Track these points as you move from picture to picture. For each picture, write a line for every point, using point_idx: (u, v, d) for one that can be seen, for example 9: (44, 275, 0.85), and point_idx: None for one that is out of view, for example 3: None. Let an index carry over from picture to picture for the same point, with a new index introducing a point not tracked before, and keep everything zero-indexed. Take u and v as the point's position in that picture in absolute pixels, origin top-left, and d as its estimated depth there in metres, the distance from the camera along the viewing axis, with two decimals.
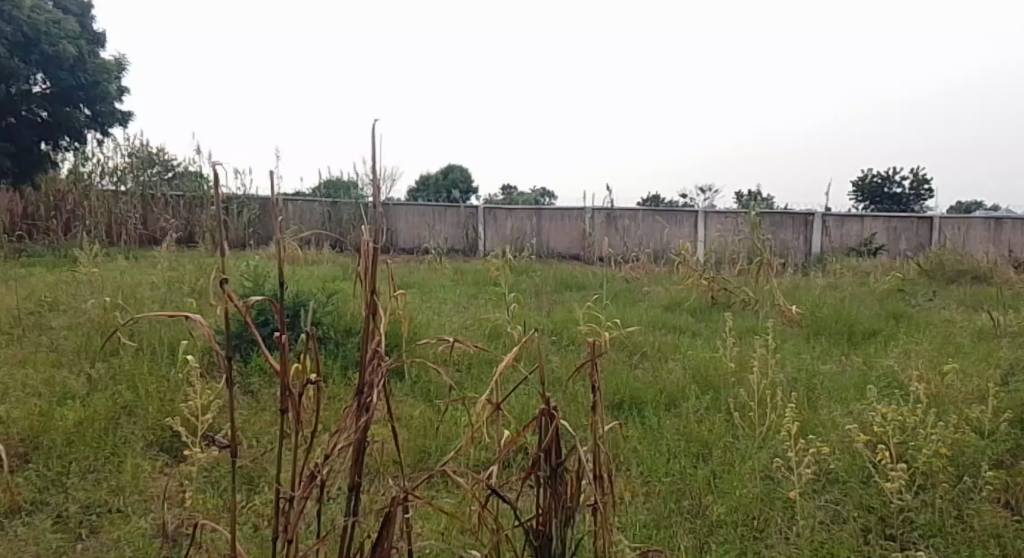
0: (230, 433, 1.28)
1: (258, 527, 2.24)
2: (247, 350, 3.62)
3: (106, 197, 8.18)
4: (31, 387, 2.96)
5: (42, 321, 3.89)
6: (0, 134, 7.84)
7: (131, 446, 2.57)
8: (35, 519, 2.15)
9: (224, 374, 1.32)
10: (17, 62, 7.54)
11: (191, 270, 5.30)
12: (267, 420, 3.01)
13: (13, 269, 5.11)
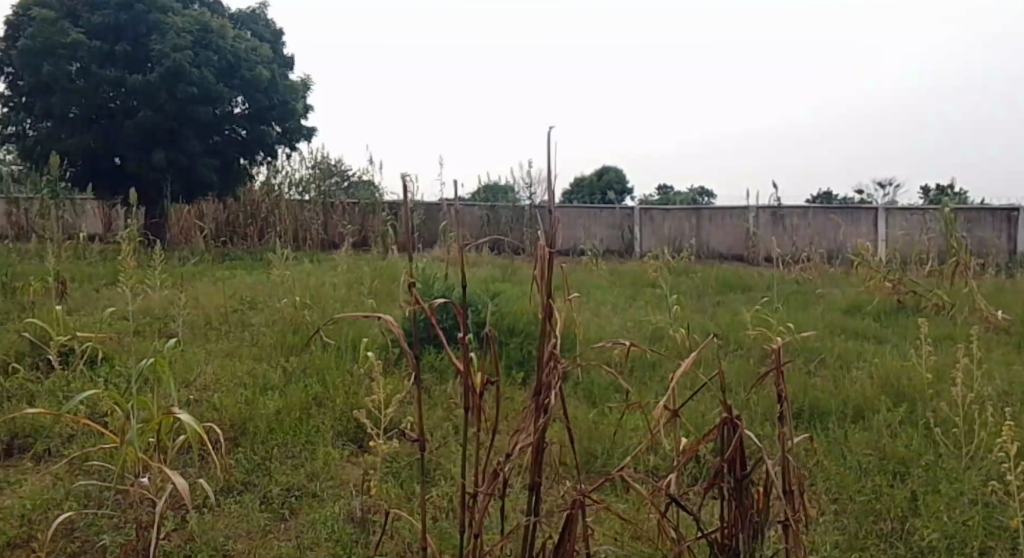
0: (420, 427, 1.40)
1: (439, 517, 2.37)
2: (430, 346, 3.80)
3: (293, 206, 9.12)
4: (239, 376, 3.28)
5: (245, 317, 4.32)
6: (209, 152, 8.81)
7: (324, 435, 2.80)
8: (244, 497, 2.38)
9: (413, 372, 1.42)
10: (222, 87, 8.47)
11: (368, 272, 5.67)
12: (441, 416, 3.17)
13: (219, 270, 5.75)
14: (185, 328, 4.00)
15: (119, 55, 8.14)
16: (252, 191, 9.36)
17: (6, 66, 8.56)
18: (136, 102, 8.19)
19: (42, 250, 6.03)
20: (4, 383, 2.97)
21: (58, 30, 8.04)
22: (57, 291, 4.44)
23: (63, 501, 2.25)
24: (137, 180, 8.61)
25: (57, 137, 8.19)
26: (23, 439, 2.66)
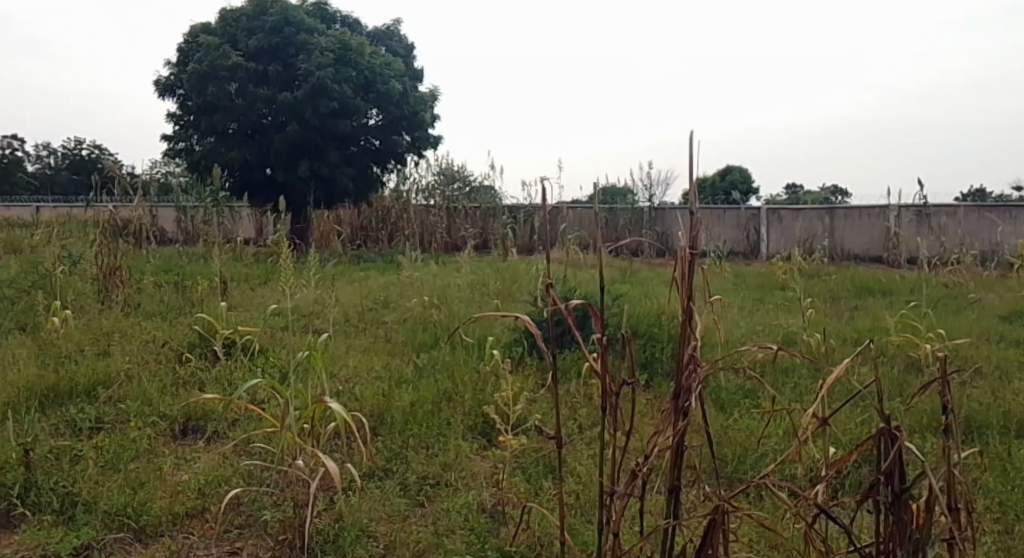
0: (558, 425, 1.44)
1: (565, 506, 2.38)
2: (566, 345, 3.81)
3: (420, 211, 9.53)
4: (377, 370, 3.47)
5: (379, 315, 4.56)
6: (346, 161, 9.31)
7: (456, 428, 2.90)
8: (385, 483, 2.51)
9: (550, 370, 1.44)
10: (359, 100, 8.96)
11: (492, 273, 5.82)
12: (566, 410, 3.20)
13: (355, 270, 6.09)
14: (327, 325, 4.28)
15: (272, 75, 8.78)
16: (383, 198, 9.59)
17: (176, 89, 9.47)
18: (285, 118, 8.81)
19: (203, 252, 6.64)
20: (179, 371, 3.32)
21: (221, 54, 8.79)
22: (218, 289, 4.87)
23: (231, 478, 2.51)
24: (285, 189, 9.28)
25: (219, 151, 8.96)
26: (196, 421, 2.98)
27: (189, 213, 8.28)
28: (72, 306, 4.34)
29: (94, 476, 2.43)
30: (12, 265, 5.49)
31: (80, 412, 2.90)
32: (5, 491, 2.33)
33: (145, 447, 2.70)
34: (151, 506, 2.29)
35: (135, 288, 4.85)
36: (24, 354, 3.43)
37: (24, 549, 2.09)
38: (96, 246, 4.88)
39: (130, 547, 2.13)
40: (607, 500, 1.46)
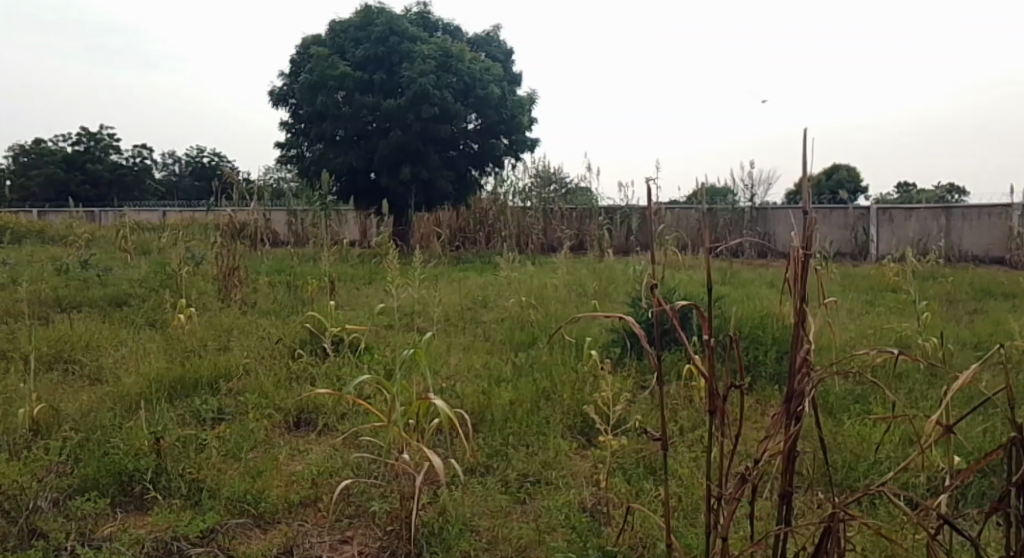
0: (663, 428, 1.41)
1: (668, 506, 2.34)
2: (670, 345, 3.75)
3: (516, 213, 9.57)
4: (476, 368, 3.53)
5: (478, 314, 4.65)
6: (446, 165, 9.53)
7: (555, 427, 2.91)
8: (487, 479, 2.55)
9: (653, 372, 1.41)
10: (459, 106, 9.15)
11: (588, 274, 5.81)
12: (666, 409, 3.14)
13: (452, 271, 6.22)
14: (428, 324, 4.40)
15: (377, 83, 9.10)
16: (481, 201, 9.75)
17: (289, 98, 9.99)
18: (389, 124, 9.11)
19: (312, 253, 6.96)
20: (291, 366, 3.52)
21: (330, 64, 9.18)
22: (326, 289, 5.11)
23: (341, 470, 2.62)
24: (388, 193, 9.59)
25: (327, 157, 9.37)
26: (308, 414, 3.14)
27: (299, 216, 8.70)
28: (196, 303, 4.66)
29: (217, 464, 2.58)
30: (143, 266, 5.94)
31: (204, 403, 3.10)
32: (138, 475, 2.46)
33: (262, 438, 2.86)
34: (268, 493, 2.42)
35: (251, 287, 5.15)
36: (155, 348, 3.71)
37: (156, 530, 2.20)
38: (217, 249, 5.22)
39: (250, 531, 2.26)
40: (715, 504, 1.41)
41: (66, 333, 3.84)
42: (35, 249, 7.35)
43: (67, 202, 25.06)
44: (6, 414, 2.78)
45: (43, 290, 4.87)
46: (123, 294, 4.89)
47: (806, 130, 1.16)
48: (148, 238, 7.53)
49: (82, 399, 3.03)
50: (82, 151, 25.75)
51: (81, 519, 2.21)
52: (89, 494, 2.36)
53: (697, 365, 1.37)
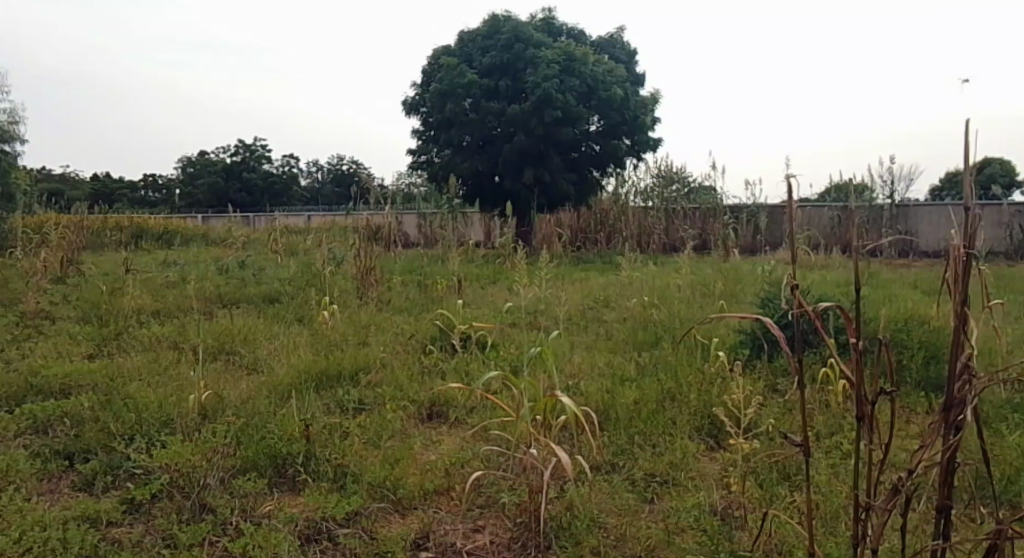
0: (805, 431, 1.38)
1: (805, 512, 2.27)
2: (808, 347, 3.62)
3: (638, 212, 9.51)
4: (600, 367, 3.56)
5: (600, 314, 4.67)
6: (568, 167, 9.60)
7: (682, 428, 2.89)
8: (613, 476, 2.57)
9: (795, 374, 1.39)
10: (581, 108, 9.21)
11: (714, 273, 5.69)
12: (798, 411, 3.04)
13: (575, 271, 6.28)
14: (552, 323, 4.48)
15: (502, 90, 9.32)
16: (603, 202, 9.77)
17: (419, 107, 10.44)
18: (513, 128, 9.30)
19: (440, 253, 7.25)
20: (424, 361, 3.73)
21: (458, 73, 9.51)
22: (455, 288, 5.31)
23: (472, 461, 2.73)
24: (511, 195, 9.81)
25: (455, 162, 9.71)
26: (439, 406, 3.30)
27: (427, 219, 9.09)
28: (337, 300, 4.99)
29: (359, 451, 2.76)
30: (290, 266, 6.42)
31: (345, 394, 3.33)
32: (290, 460, 2.66)
33: (398, 428, 3.03)
34: (405, 481, 2.55)
35: (385, 286, 5.44)
36: (303, 341, 4.02)
37: (308, 511, 2.36)
38: (356, 251, 5.56)
39: (390, 516, 2.40)
40: (864, 514, 1.36)
41: (227, 326, 4.23)
42: (197, 251, 8.10)
43: (225, 208, 27.42)
44: (181, 398, 3.11)
45: (208, 287, 5.38)
46: (274, 292, 5.32)
47: (971, 123, 1.13)
48: (293, 241, 8.11)
49: (242, 387, 3.33)
50: (239, 162, 28.11)
51: (243, 497, 2.41)
52: (249, 474, 2.57)
53: (843, 370, 1.32)
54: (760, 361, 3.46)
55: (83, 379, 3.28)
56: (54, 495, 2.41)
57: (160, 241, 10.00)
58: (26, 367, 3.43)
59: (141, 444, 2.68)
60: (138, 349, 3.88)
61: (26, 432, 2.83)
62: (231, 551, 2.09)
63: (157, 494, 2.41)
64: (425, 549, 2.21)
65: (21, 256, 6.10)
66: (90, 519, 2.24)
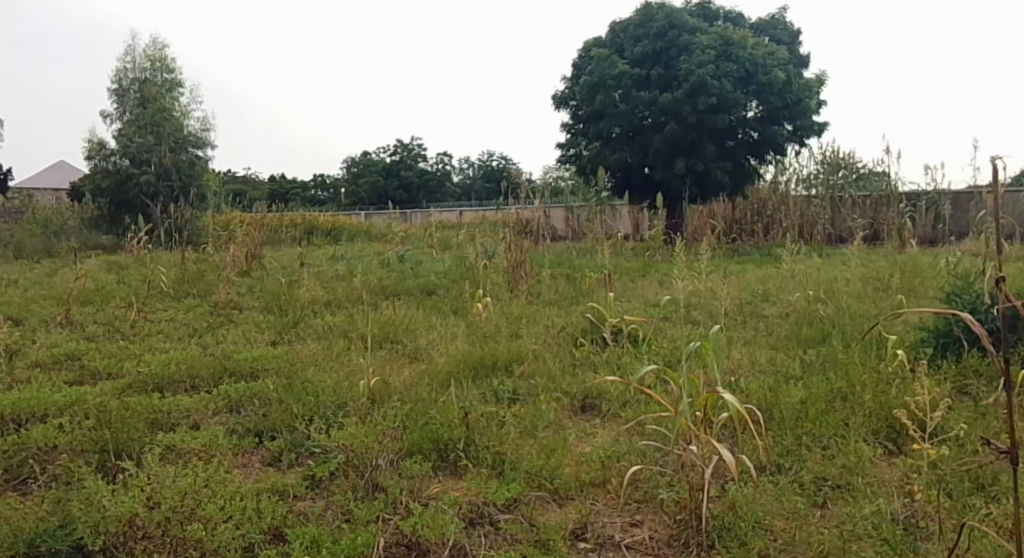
0: (1013, 440, 1.24)
1: (1003, 527, 2.05)
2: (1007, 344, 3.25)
3: (799, 202, 8.81)
4: (760, 363, 3.41)
5: (759, 308, 4.47)
6: (723, 156, 9.30)
7: (856, 430, 2.70)
8: (778, 478, 2.46)
9: (1000, 378, 1.24)
10: (738, 94, 8.84)
11: (888, 266, 5.26)
12: (990, 410, 2.75)
13: (732, 264, 6.06)
14: (707, 317, 4.35)
15: (654, 78, 9.16)
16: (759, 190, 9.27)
17: (569, 100, 10.53)
18: (665, 117, 9.12)
19: (589, 246, 7.27)
20: (575, 354, 3.78)
21: (609, 64, 9.46)
22: (605, 281, 5.31)
23: (628, 455, 2.71)
24: (663, 186, 9.63)
25: (604, 154, 9.68)
26: (592, 399, 3.32)
27: (574, 213, 9.14)
28: (489, 294, 5.14)
29: (515, 440, 2.82)
30: (445, 260, 6.72)
31: (500, 385, 3.43)
32: (452, 445, 2.78)
33: (552, 419, 3.08)
34: (561, 471, 2.59)
35: (535, 279, 5.53)
36: (459, 333, 4.18)
37: (470, 495, 2.45)
38: (508, 245, 5.72)
39: (548, 504, 2.44)
40: None
41: (390, 316, 4.49)
42: (361, 246, 8.66)
43: (386, 204, 28.95)
44: (352, 384, 3.33)
45: (372, 280, 5.74)
46: (431, 285, 5.58)
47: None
48: (447, 235, 8.44)
49: (406, 375, 3.51)
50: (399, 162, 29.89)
51: (410, 478, 2.55)
52: (416, 456, 2.72)
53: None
54: (948, 360, 3.17)
55: (268, 364, 3.62)
56: (248, 468, 2.66)
57: (328, 236, 10.78)
58: (219, 352, 3.82)
59: (320, 425, 2.92)
60: (314, 337, 4.22)
61: (223, 410, 3.14)
62: (402, 528, 2.20)
63: (335, 472, 2.60)
64: (585, 540, 2.23)
65: (213, 252, 6.81)
66: (279, 492, 2.45)
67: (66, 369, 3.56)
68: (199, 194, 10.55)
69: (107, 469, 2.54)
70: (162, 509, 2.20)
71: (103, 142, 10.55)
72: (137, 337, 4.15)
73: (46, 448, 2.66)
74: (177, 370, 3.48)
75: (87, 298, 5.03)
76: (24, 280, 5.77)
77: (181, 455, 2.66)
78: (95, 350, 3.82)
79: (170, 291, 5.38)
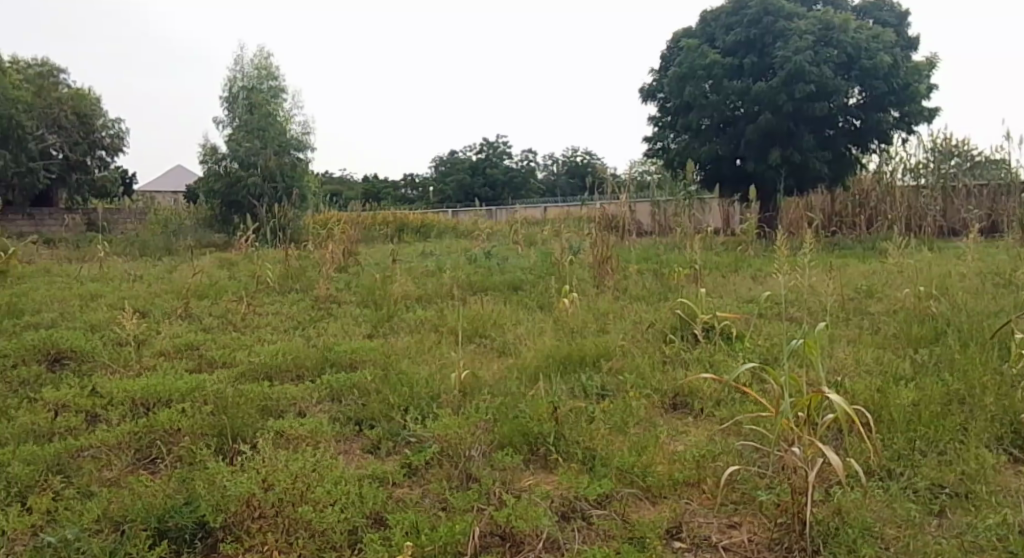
0: None
1: None
2: None
3: (907, 192, 8.43)
4: (865, 363, 3.25)
5: (864, 304, 4.26)
6: (821, 145, 8.91)
7: (976, 436, 2.54)
8: (888, 484, 2.34)
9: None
10: (840, 80, 8.45)
11: (1009, 260, 4.90)
12: None
13: (834, 258, 5.80)
14: (806, 314, 4.19)
15: (747, 67, 8.89)
16: (862, 180, 8.90)
17: (657, 93, 10.36)
18: (758, 107, 8.81)
19: (678, 240, 7.13)
20: (665, 351, 3.71)
21: (699, 54, 9.24)
22: (695, 277, 5.20)
23: (726, 455, 2.64)
24: (756, 178, 9.32)
25: (693, 147, 9.46)
26: (683, 397, 3.25)
27: (661, 207, 8.99)
28: (576, 289, 5.12)
29: (606, 436, 2.80)
30: (532, 255, 6.74)
31: (589, 380, 3.40)
32: (542, 439, 2.79)
33: (643, 416, 3.03)
34: (654, 469, 2.55)
35: (622, 275, 5.47)
36: (547, 328, 4.19)
37: (562, 489, 2.45)
38: (595, 240, 5.68)
39: (641, 502, 2.41)
40: None
41: (480, 312, 4.54)
42: (450, 243, 8.80)
43: (472, 201, 29.30)
44: (445, 377, 3.39)
45: (461, 276, 5.83)
46: (519, 281, 5.61)
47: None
48: (533, 232, 8.48)
49: (495, 368, 3.55)
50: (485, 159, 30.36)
51: (502, 470, 2.58)
52: (507, 449, 2.74)
53: None
54: None
55: (365, 356, 3.74)
56: (349, 455, 2.75)
57: (417, 233, 11.03)
58: (321, 344, 3.97)
59: (415, 416, 3.00)
60: (407, 330, 4.33)
61: (324, 398, 3.27)
62: (496, 519, 2.23)
63: (430, 462, 2.66)
64: (679, 540, 2.18)
65: (313, 250, 7.10)
66: (379, 478, 2.53)
67: (185, 357, 3.79)
68: (300, 194, 11.00)
69: (225, 450, 2.69)
70: (275, 490, 2.31)
71: (214, 146, 11.14)
72: (247, 329, 4.37)
73: (170, 431, 2.82)
74: (284, 361, 3.65)
75: (203, 292, 5.35)
76: (145, 275, 6.18)
77: (290, 440, 2.78)
78: (210, 341, 4.05)
79: (274, 285, 5.64)
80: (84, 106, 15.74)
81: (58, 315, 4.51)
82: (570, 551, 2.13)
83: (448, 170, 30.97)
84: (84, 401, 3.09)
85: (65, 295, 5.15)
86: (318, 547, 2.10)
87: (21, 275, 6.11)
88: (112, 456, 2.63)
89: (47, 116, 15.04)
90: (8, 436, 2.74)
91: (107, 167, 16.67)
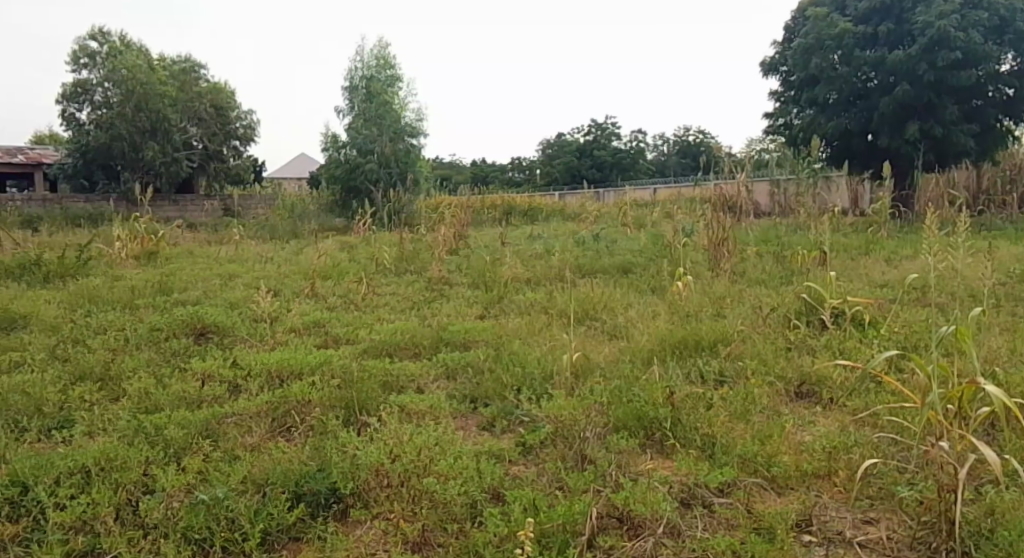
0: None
1: None
2: None
3: None
4: (1022, 354, 2.96)
5: (1018, 291, 3.88)
6: (967, 117, 8.24)
7: None
8: None
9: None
10: (991, 45, 7.72)
11: None
12: None
13: (982, 240, 5.33)
14: (949, 302, 3.87)
15: (883, 36, 8.27)
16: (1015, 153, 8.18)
17: (780, 66, 9.87)
18: (894, 78, 8.21)
19: (801, 222, 6.79)
20: (789, 337, 3.55)
21: (828, 23, 8.66)
22: (820, 259, 4.93)
23: (860, 447, 2.50)
24: (890, 153, 8.74)
25: (818, 122, 8.94)
26: (810, 386, 3.10)
27: (781, 187, 8.60)
28: (690, 272, 4.98)
29: (725, 423, 2.70)
30: (642, 238, 6.63)
31: (706, 365, 3.31)
32: (658, 424, 2.73)
33: (767, 404, 2.91)
34: (780, 459, 2.44)
35: (739, 258, 5.27)
36: (660, 311, 4.10)
37: (681, 476, 2.40)
38: (709, 222, 5.50)
39: (766, 492, 2.31)
40: None
41: (591, 294, 4.51)
42: (558, 226, 8.80)
43: (580, 183, 29.12)
44: (558, 357, 3.40)
45: (570, 258, 5.81)
46: (629, 264, 5.52)
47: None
48: (643, 214, 8.33)
49: (607, 351, 3.53)
50: (594, 140, 30.14)
51: (619, 453, 2.56)
52: (622, 432, 2.70)
53: None
54: None
55: (478, 337, 3.81)
56: (467, 431, 2.81)
57: (526, 216, 11.09)
58: (435, 323, 4.08)
59: (529, 396, 3.03)
60: (519, 312, 4.37)
61: (440, 375, 3.36)
62: (614, 501, 2.21)
63: (545, 441, 2.68)
64: (810, 533, 2.08)
65: (427, 233, 7.30)
66: (496, 455, 2.57)
67: (312, 334, 4.00)
68: (414, 178, 11.35)
69: (353, 422, 2.82)
70: (402, 462, 2.40)
71: (335, 134, 11.66)
72: (368, 308, 4.55)
73: (302, 402, 2.98)
74: (403, 339, 3.78)
75: (327, 273, 5.62)
76: (275, 257, 6.56)
77: (411, 415, 2.87)
78: (335, 319, 4.25)
79: (391, 267, 5.84)
80: (222, 100, 16.95)
81: (202, 293, 4.87)
82: (693, 537, 2.07)
83: (556, 153, 30.95)
84: (226, 372, 3.32)
85: (206, 274, 5.55)
86: (440, 518, 2.16)
87: (169, 256, 6.64)
88: (252, 423, 2.81)
89: (189, 109, 16.22)
90: (164, 402, 2.99)
91: (240, 157, 17.95)
